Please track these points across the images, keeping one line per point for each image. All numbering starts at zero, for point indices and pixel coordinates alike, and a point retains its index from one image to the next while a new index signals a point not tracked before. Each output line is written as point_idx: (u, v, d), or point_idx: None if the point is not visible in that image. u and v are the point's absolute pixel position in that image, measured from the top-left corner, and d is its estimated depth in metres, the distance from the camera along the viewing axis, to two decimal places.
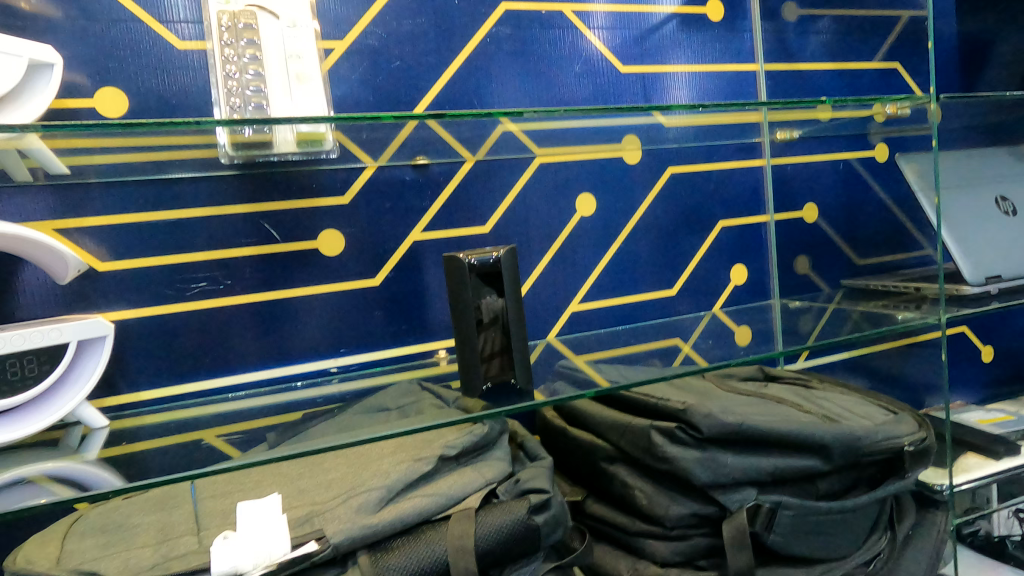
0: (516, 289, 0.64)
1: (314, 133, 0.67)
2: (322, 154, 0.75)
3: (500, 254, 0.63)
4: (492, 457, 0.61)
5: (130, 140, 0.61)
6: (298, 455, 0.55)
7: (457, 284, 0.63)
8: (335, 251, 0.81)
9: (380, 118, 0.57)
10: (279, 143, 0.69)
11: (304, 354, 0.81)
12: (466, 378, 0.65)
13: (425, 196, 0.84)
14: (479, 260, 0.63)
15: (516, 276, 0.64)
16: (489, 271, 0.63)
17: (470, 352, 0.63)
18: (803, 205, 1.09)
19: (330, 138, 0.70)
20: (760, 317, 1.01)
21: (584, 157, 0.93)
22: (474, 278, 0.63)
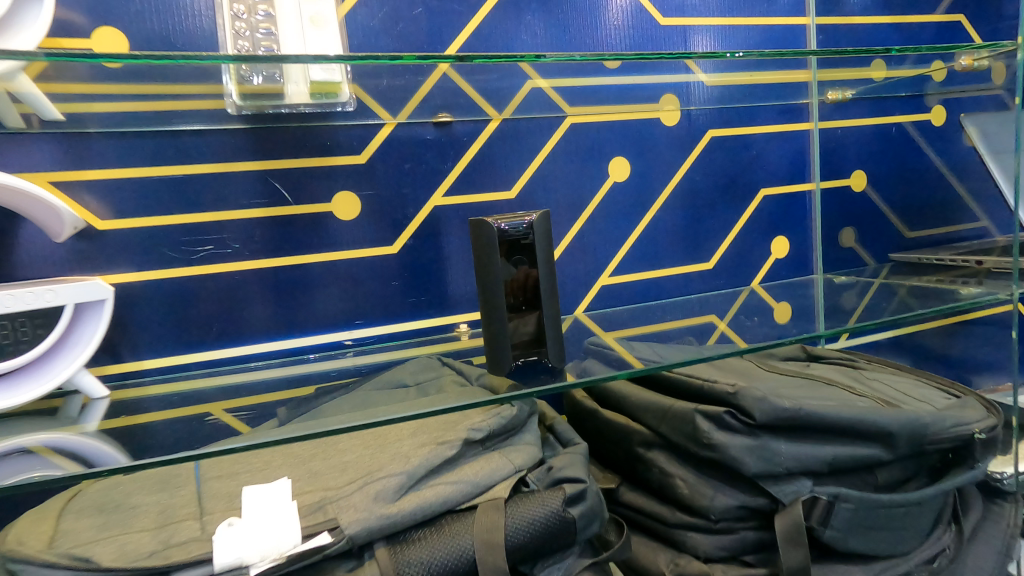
0: (550, 258, 0.58)
1: (329, 84, 0.63)
2: (336, 107, 0.69)
3: (533, 217, 0.57)
4: (521, 441, 0.56)
5: (128, 77, 0.55)
6: (313, 436, 0.50)
7: (484, 253, 0.57)
8: (351, 215, 0.75)
9: (403, 59, 0.49)
10: (292, 94, 0.64)
11: (318, 325, 0.75)
12: (493, 356, 0.59)
13: (447, 157, 0.78)
14: (510, 225, 0.57)
15: (550, 242, 0.58)
16: (520, 238, 0.57)
17: (498, 328, 0.58)
18: (852, 172, 1.02)
19: (346, 90, 0.65)
20: (802, 293, 0.95)
21: (620, 117, 0.86)
22: (505, 245, 0.57)
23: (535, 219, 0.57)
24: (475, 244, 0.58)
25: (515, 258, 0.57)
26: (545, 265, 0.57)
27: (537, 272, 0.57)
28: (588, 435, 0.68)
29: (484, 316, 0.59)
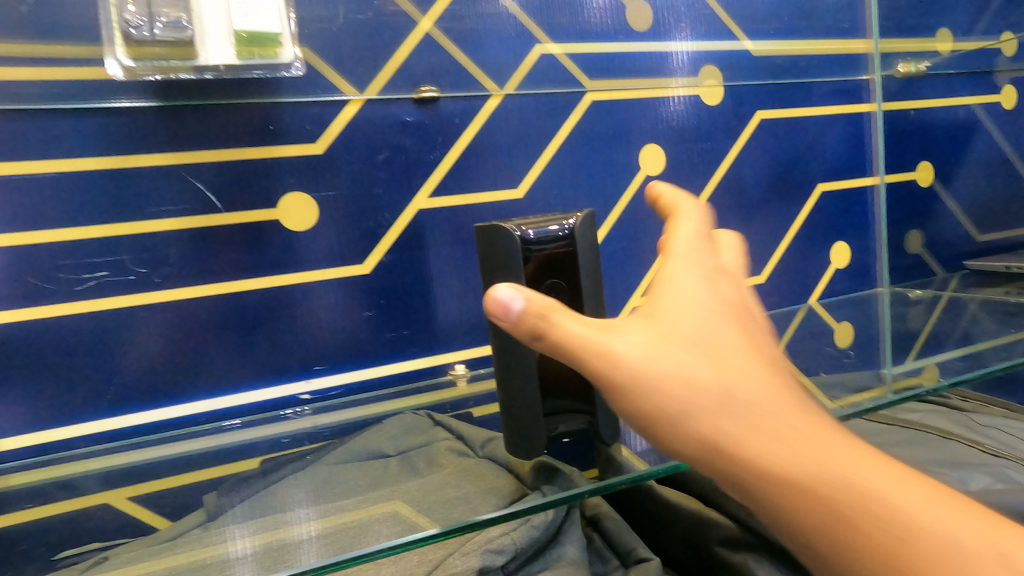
0: (597, 281, 0.41)
1: (269, 41, 0.46)
2: (284, 70, 0.50)
3: (575, 222, 0.40)
4: (561, 560, 0.37)
5: None
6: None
7: (501, 274, 0.39)
8: (305, 226, 0.54)
9: None
10: (211, 58, 0.45)
11: (261, 376, 0.54)
12: (517, 426, 0.42)
13: (433, 147, 0.58)
14: (538, 232, 0.39)
15: (595, 255, 0.41)
16: (556, 251, 0.40)
17: (529, 385, 0.40)
18: (918, 164, 0.83)
19: (290, 49, 0.48)
20: (869, 313, 0.78)
21: (652, 95, 0.67)
22: (533, 264, 0.39)
23: (576, 220, 0.40)
24: (485, 263, 0.40)
25: (549, 281, 0.40)
26: (595, 290, 0.41)
27: (580, 303, 0.40)
28: (638, 527, 0.48)
29: (503, 369, 0.41)
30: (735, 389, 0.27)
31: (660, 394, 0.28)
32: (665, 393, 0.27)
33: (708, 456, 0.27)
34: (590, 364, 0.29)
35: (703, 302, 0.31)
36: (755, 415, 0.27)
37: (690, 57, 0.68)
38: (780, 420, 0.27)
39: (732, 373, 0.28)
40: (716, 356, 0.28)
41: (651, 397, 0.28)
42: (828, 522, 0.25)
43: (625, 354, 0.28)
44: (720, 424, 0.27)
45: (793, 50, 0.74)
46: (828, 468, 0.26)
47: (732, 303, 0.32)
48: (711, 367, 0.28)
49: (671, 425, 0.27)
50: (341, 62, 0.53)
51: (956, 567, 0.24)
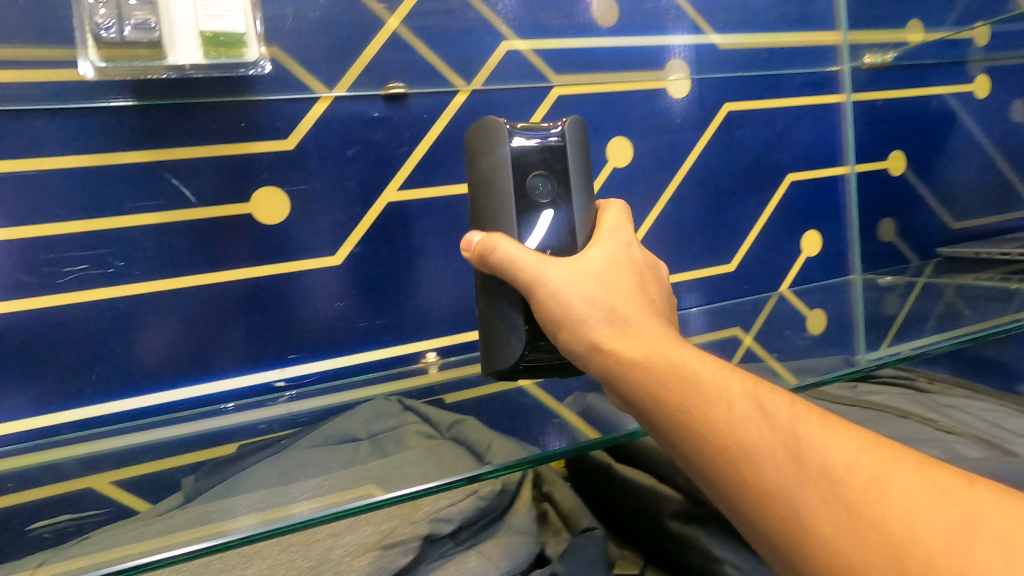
0: (583, 184, 0.46)
1: (234, 41, 0.49)
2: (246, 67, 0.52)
3: (564, 125, 0.46)
4: (509, 529, 0.39)
5: None
6: (230, 546, 0.33)
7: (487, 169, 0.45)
8: (278, 218, 0.56)
9: None
10: (177, 58, 0.47)
11: (236, 364, 0.56)
12: (489, 334, 0.46)
13: (403, 141, 0.60)
14: (529, 130, 0.45)
15: (582, 158, 0.46)
16: (546, 150, 0.45)
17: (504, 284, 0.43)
18: (890, 153, 0.84)
19: (254, 48, 0.50)
20: (841, 299, 0.79)
21: (621, 88, 0.69)
22: (522, 157, 0.44)
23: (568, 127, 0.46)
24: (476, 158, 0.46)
25: (537, 176, 0.44)
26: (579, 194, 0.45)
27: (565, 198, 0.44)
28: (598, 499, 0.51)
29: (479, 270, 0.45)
30: (608, 305, 0.39)
31: (553, 303, 0.39)
32: (559, 302, 0.39)
33: (589, 352, 0.39)
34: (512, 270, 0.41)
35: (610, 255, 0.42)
36: (623, 323, 0.38)
37: (674, 52, 0.71)
38: (637, 325, 0.38)
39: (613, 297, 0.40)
40: (607, 285, 0.40)
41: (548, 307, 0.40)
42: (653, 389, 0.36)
43: (548, 277, 0.40)
44: (600, 330, 0.38)
45: (762, 41, 0.75)
46: (658, 353, 0.37)
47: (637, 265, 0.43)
48: (595, 290, 0.39)
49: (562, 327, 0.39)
50: (309, 61, 0.55)
51: (723, 402, 0.34)
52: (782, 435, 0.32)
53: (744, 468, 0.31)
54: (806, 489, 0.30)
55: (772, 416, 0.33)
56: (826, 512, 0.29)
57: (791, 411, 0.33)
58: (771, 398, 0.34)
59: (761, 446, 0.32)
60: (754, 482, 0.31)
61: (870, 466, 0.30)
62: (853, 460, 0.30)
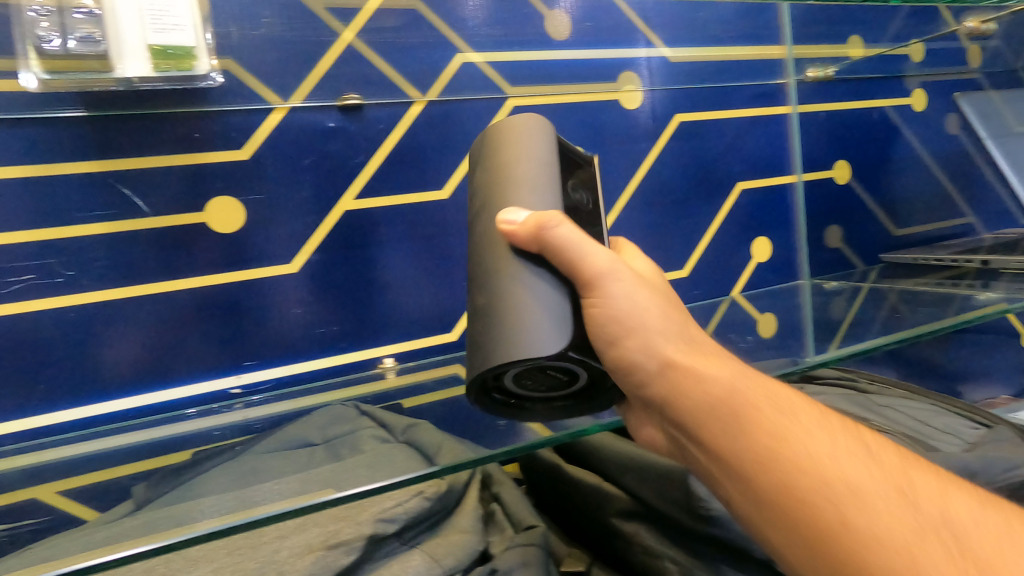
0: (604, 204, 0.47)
1: (184, 54, 0.50)
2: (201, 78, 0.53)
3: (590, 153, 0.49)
4: (454, 529, 0.40)
5: None
6: (176, 546, 0.33)
7: (523, 152, 0.43)
8: (233, 227, 0.57)
9: None
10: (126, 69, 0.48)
11: (191, 371, 0.57)
12: (503, 322, 0.37)
13: (359, 151, 0.61)
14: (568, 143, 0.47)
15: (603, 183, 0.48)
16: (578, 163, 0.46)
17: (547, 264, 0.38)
18: (834, 162, 0.89)
19: (205, 61, 0.51)
20: (790, 303, 0.82)
21: (574, 99, 0.71)
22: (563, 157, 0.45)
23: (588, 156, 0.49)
24: (507, 149, 0.43)
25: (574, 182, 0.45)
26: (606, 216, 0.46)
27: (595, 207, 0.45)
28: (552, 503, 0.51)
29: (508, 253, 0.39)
30: (677, 321, 0.40)
31: (630, 308, 0.38)
32: (640, 308, 0.38)
33: (662, 368, 0.38)
34: (575, 254, 0.38)
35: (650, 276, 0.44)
36: (700, 348, 0.39)
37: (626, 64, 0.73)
38: (712, 354, 0.40)
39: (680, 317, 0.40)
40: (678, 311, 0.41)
41: (621, 305, 0.38)
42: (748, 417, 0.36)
43: (620, 274, 0.38)
44: (677, 350, 0.39)
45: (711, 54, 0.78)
46: (743, 381, 0.38)
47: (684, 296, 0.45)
48: (671, 310, 0.40)
49: (633, 337, 0.38)
50: (263, 72, 0.56)
51: (825, 441, 0.36)
52: (892, 482, 0.34)
53: (854, 505, 0.33)
54: (923, 538, 0.32)
55: (879, 462, 0.35)
56: (943, 561, 0.31)
57: (893, 460, 0.36)
58: (869, 443, 0.36)
59: (874, 488, 0.34)
60: (868, 521, 0.32)
61: (981, 519, 0.33)
62: (961, 515, 0.33)
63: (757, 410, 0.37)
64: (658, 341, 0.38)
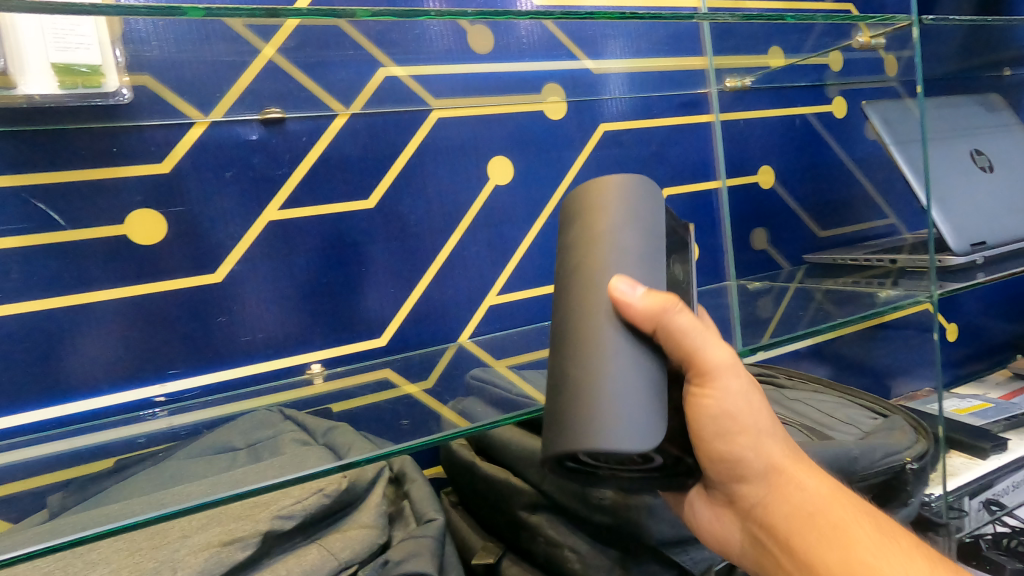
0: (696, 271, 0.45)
1: (91, 72, 0.52)
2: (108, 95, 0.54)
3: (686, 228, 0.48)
4: (355, 524, 0.42)
5: None
6: (73, 544, 0.34)
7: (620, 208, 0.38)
8: (155, 239, 0.58)
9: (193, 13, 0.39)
10: (28, 85, 0.50)
11: (113, 382, 0.58)
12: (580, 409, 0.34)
13: (282, 163, 0.63)
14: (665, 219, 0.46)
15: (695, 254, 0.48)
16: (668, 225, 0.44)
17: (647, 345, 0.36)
18: (759, 168, 0.94)
19: (113, 77, 0.53)
20: (716, 304, 0.85)
21: (498, 111, 0.74)
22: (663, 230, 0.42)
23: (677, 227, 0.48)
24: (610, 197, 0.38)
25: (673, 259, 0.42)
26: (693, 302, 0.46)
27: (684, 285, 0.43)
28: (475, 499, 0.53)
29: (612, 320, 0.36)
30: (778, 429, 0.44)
31: (750, 408, 0.40)
32: (755, 412, 0.41)
33: (762, 468, 0.42)
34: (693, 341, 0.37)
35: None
36: (796, 456, 0.43)
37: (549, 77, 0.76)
38: (806, 463, 0.43)
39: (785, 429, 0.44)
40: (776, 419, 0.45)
41: (738, 406, 0.40)
42: (837, 526, 0.40)
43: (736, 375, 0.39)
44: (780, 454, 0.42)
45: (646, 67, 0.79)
46: (837, 493, 0.42)
47: None
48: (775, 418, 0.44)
49: (744, 435, 0.41)
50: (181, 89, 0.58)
51: (915, 566, 0.37)
52: None
53: None
54: None
55: None
56: None
57: None
58: None
59: None
60: None
61: None
62: None
63: (850, 526, 0.40)
64: (767, 444, 0.42)
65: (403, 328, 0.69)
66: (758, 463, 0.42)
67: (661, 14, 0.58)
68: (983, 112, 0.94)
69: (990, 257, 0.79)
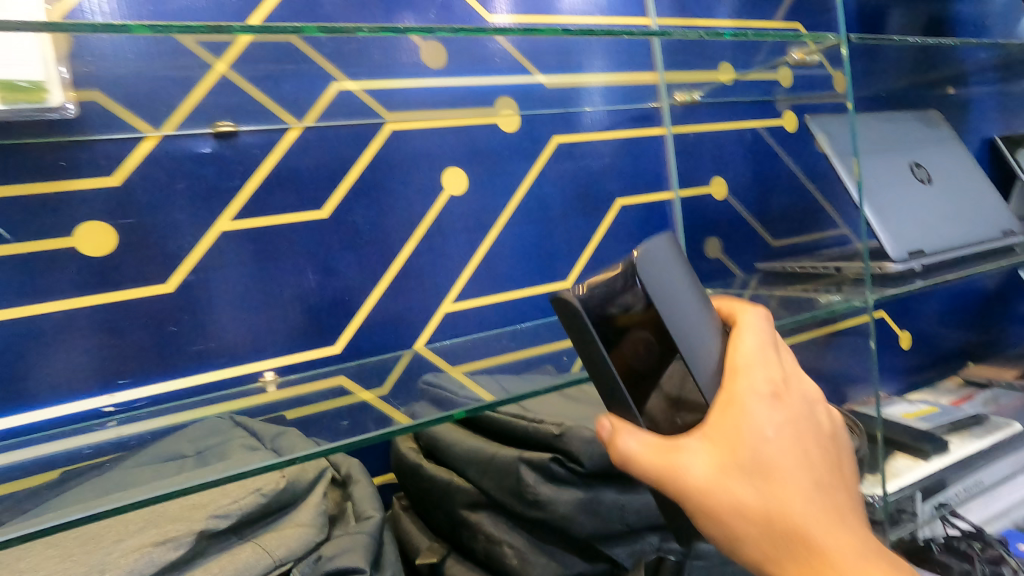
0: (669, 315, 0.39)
1: (32, 87, 0.52)
2: (52, 111, 0.55)
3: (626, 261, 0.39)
4: (292, 522, 0.44)
5: None
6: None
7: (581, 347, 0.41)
8: (105, 250, 0.59)
9: (136, 31, 0.40)
10: None
11: (60, 392, 0.58)
12: None
13: (234, 175, 0.64)
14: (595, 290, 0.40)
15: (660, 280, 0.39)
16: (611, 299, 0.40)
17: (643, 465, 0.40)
18: (711, 179, 0.96)
19: (55, 95, 0.53)
20: None
21: (452, 124, 0.76)
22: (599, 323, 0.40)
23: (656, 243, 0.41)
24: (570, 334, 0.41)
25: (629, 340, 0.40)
26: (704, 336, 0.40)
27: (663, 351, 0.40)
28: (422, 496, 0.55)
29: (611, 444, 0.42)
30: (781, 510, 0.34)
31: (709, 512, 0.35)
32: (718, 511, 0.35)
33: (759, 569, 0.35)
34: (638, 466, 0.37)
35: (772, 420, 0.36)
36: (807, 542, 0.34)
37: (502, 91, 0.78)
38: (826, 547, 0.34)
39: (781, 513, 0.34)
40: (784, 480, 0.35)
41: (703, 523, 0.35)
42: None
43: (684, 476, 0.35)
44: (773, 548, 0.34)
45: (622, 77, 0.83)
46: None
47: (812, 432, 0.37)
48: (766, 495, 0.34)
49: (721, 537, 0.35)
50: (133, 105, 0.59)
51: None
52: None
53: None
54: None
55: None
56: None
57: None
58: None
59: None
60: None
61: None
62: None
63: None
64: (753, 543, 0.35)
65: (357, 337, 0.71)
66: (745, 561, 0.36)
67: (600, 31, 0.61)
68: (923, 126, 0.98)
69: (928, 264, 0.82)
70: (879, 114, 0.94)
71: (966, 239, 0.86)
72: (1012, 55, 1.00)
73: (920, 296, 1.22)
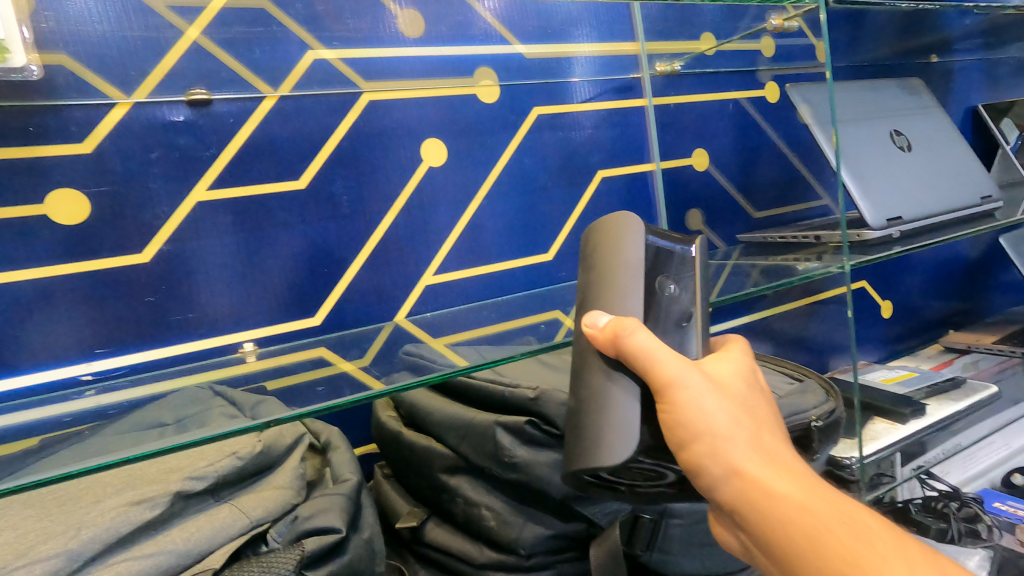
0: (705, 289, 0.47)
1: None
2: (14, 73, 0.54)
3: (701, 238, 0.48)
4: (269, 485, 0.45)
5: None
6: None
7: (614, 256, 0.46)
8: (77, 219, 0.58)
9: None
10: None
11: (34, 362, 0.58)
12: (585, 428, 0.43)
13: (208, 144, 0.63)
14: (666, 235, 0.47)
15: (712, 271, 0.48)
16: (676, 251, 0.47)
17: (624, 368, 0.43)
18: (693, 150, 0.96)
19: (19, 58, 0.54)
20: None
21: (430, 94, 0.75)
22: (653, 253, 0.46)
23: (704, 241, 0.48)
24: (612, 243, 0.46)
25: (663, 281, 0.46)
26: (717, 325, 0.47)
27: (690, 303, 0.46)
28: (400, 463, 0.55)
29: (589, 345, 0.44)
30: (754, 427, 0.41)
31: (703, 413, 0.40)
32: (707, 414, 0.40)
33: (728, 475, 0.39)
34: (645, 362, 0.41)
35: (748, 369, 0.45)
36: (770, 456, 0.40)
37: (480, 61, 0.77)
38: (785, 461, 0.40)
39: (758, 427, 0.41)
40: (754, 409, 0.42)
41: (686, 412, 0.40)
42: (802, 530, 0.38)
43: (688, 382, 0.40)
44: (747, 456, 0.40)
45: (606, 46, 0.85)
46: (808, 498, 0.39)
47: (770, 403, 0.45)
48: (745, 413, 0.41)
49: (705, 440, 0.40)
50: (103, 70, 0.58)
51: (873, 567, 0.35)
52: None
53: None
54: None
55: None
56: None
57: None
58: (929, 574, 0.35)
59: None
60: None
61: None
62: None
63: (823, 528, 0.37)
64: (732, 447, 0.40)
65: (337, 307, 0.71)
66: (718, 469, 0.40)
67: None
68: (904, 95, 0.98)
69: (907, 232, 0.82)
70: (860, 83, 0.94)
71: (945, 206, 0.86)
72: (997, 23, 0.99)
73: (903, 267, 1.22)
